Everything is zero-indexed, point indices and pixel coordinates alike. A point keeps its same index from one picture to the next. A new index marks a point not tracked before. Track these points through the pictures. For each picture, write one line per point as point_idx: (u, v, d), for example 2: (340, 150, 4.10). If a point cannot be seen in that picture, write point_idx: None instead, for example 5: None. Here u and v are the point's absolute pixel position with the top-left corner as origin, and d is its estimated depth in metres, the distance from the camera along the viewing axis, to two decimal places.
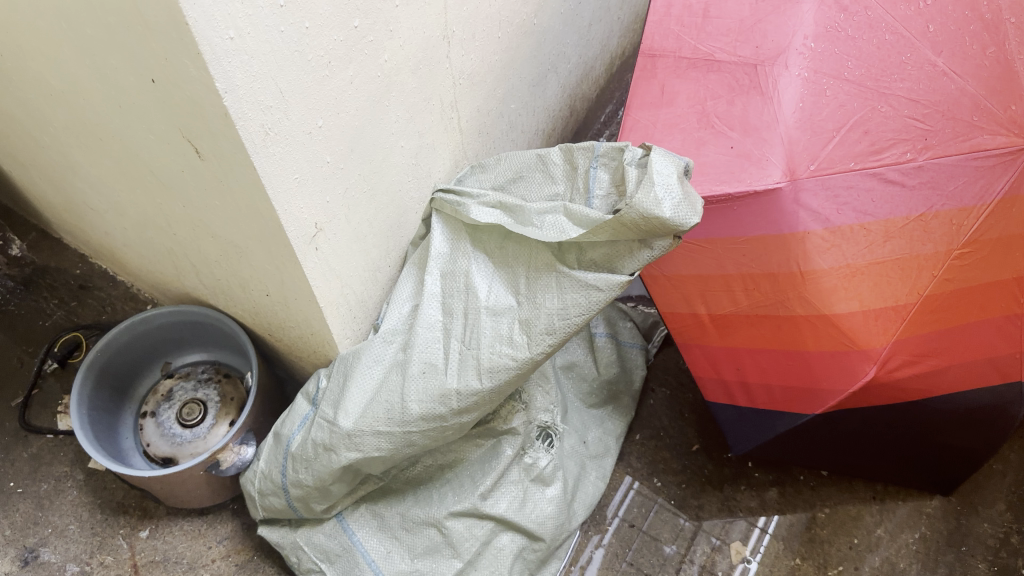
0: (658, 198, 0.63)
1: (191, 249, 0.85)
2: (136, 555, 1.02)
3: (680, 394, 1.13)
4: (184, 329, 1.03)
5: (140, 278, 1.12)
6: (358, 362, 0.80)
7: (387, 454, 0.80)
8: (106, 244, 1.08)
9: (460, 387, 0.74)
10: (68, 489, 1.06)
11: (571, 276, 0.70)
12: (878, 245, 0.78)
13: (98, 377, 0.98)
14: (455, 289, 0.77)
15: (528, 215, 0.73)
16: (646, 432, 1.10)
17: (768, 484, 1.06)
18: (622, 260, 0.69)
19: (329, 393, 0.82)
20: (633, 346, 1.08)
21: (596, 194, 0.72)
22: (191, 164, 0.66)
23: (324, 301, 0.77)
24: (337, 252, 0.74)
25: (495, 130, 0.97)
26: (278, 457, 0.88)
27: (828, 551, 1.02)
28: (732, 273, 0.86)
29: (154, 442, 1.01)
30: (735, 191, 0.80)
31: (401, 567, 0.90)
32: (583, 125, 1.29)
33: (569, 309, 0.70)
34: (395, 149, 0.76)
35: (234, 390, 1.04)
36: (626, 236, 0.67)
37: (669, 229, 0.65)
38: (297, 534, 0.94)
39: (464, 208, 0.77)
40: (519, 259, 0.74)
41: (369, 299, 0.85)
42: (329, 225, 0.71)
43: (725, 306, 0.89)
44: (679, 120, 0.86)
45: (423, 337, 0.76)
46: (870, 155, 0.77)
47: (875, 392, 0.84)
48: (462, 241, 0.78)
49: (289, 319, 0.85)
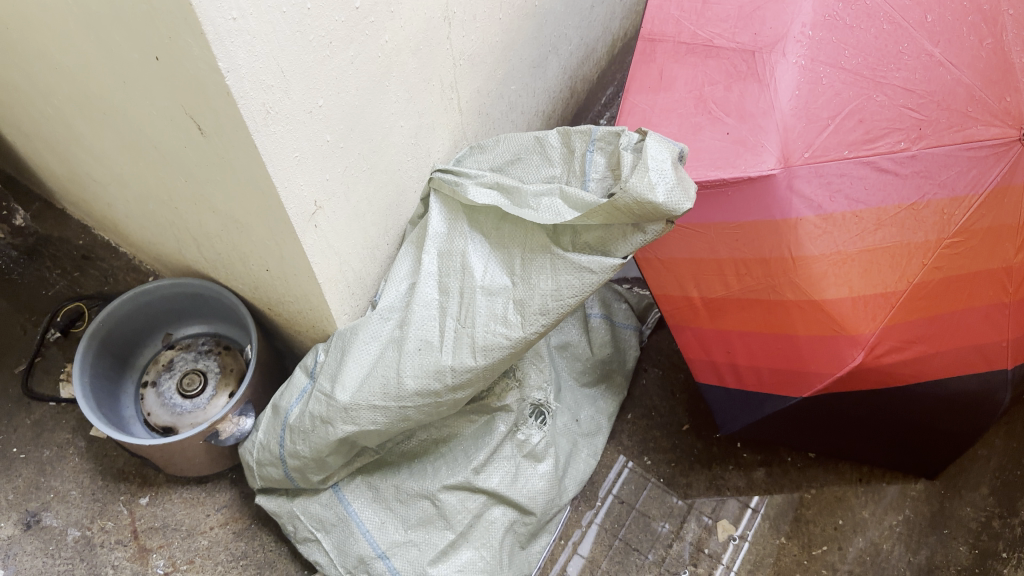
0: (652, 183, 0.65)
1: (193, 223, 0.87)
2: (136, 521, 1.04)
3: (672, 375, 1.14)
4: (185, 301, 1.04)
5: (141, 249, 1.13)
6: (355, 337, 0.82)
7: (383, 427, 0.82)
8: (109, 215, 1.09)
9: (455, 364, 0.75)
10: (69, 456, 1.08)
11: (564, 258, 0.72)
12: (870, 233, 0.79)
13: (101, 346, 0.99)
14: (451, 268, 0.78)
15: (523, 197, 0.74)
16: (638, 411, 1.11)
17: (756, 465, 1.08)
18: (616, 243, 0.70)
19: (327, 367, 0.84)
20: (628, 327, 1.09)
21: (592, 177, 0.73)
22: (193, 141, 0.67)
23: (322, 278, 0.78)
24: (335, 230, 0.75)
25: (495, 112, 0.98)
26: (276, 429, 0.90)
27: (812, 531, 1.04)
28: (724, 258, 0.87)
29: (154, 411, 1.03)
30: (730, 177, 0.81)
31: (396, 537, 0.93)
32: (584, 106, 1.30)
33: (563, 291, 0.72)
34: (395, 129, 0.77)
35: (234, 361, 1.06)
36: (619, 220, 0.68)
37: (663, 214, 0.66)
38: (294, 504, 0.97)
39: (462, 188, 0.78)
40: (515, 240, 0.76)
41: (367, 276, 0.86)
42: (329, 203, 0.72)
43: (717, 290, 0.90)
44: (676, 105, 0.87)
45: (420, 315, 0.77)
46: (864, 143, 0.79)
47: (863, 377, 0.85)
48: (459, 221, 0.79)
49: (289, 294, 0.87)
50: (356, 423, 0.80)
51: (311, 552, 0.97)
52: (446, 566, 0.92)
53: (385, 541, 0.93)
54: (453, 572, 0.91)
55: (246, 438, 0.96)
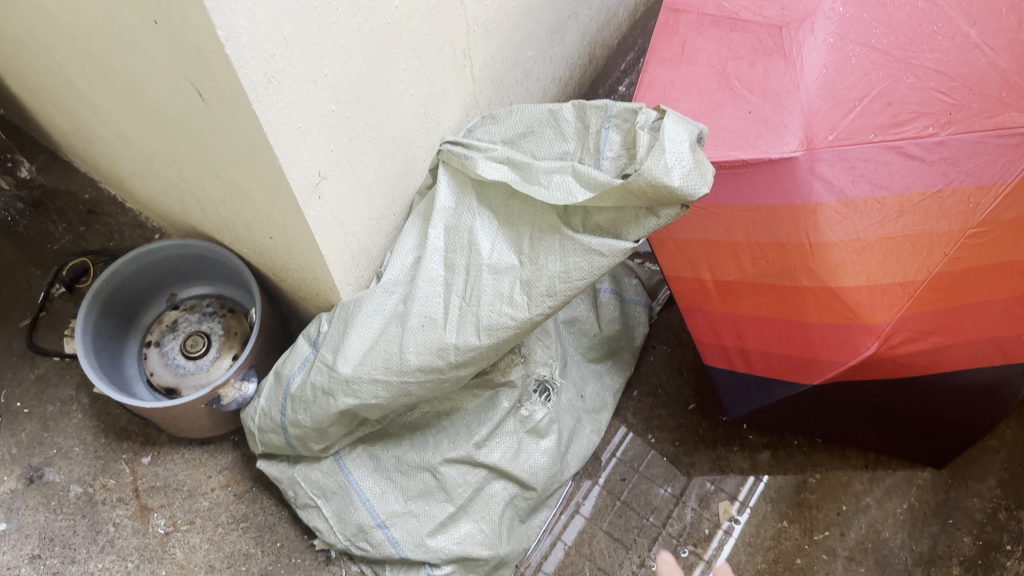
0: (668, 165, 0.62)
1: (197, 186, 0.85)
2: (138, 480, 1.04)
3: (681, 353, 1.12)
4: (190, 262, 1.03)
5: (148, 206, 1.12)
6: (358, 311, 0.80)
7: (383, 402, 0.81)
8: (114, 171, 1.07)
9: (459, 342, 0.74)
10: (73, 412, 1.08)
11: (574, 240, 0.69)
12: (891, 221, 0.76)
13: (104, 305, 0.98)
14: (458, 245, 0.76)
15: (535, 173, 0.72)
16: (644, 388, 1.10)
17: (761, 447, 1.07)
18: (628, 227, 0.68)
19: (329, 339, 0.83)
20: (637, 303, 1.08)
21: (606, 155, 0.71)
22: (195, 107, 0.65)
23: (325, 249, 0.77)
24: (340, 201, 0.74)
25: (509, 79, 0.95)
26: (277, 396, 0.90)
27: (815, 516, 1.03)
28: (740, 241, 0.85)
29: (158, 371, 1.02)
30: (750, 157, 0.78)
31: (396, 508, 0.93)
32: (603, 72, 1.26)
33: (571, 271, 0.70)
34: (404, 98, 0.74)
35: (238, 325, 1.05)
36: (632, 203, 0.66)
37: (677, 198, 0.64)
38: (295, 470, 0.97)
39: (471, 162, 0.75)
40: (524, 218, 0.73)
41: (373, 246, 0.84)
42: (334, 173, 0.70)
43: (731, 273, 0.88)
44: (697, 80, 0.84)
45: (425, 291, 0.76)
46: (891, 127, 0.75)
47: (875, 367, 0.83)
48: (468, 196, 0.77)
49: (293, 262, 0.85)
50: (355, 396, 0.79)
51: (311, 517, 0.97)
52: (445, 539, 0.92)
53: (384, 509, 0.93)
54: (452, 544, 0.92)
55: (249, 402, 0.96)
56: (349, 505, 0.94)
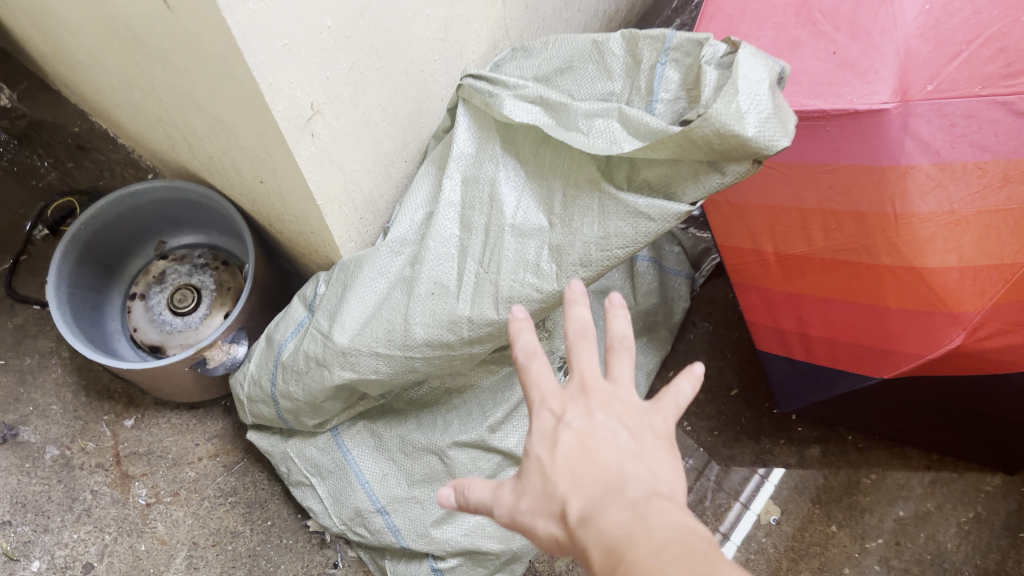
0: (741, 111, 0.50)
1: (180, 119, 0.74)
2: (119, 445, 0.95)
3: (725, 331, 1.01)
4: (179, 208, 0.92)
5: (138, 143, 1.01)
6: (359, 271, 0.69)
7: (384, 378, 0.70)
8: (100, 102, 0.96)
9: (472, 315, 0.63)
10: (52, 367, 0.99)
11: (617, 200, 0.57)
12: (992, 191, 0.62)
13: (82, 253, 0.88)
14: (476, 200, 0.64)
15: (573, 116, 0.59)
16: (681, 369, 0.98)
17: (811, 441, 0.95)
18: (683, 186, 0.55)
19: (326, 302, 0.72)
20: (678, 275, 0.95)
21: (660, 97, 0.58)
22: (161, 18, 0.54)
23: (321, 197, 0.65)
24: (339, 141, 0.62)
25: (546, 8, 0.82)
26: (268, 363, 0.79)
27: (868, 521, 0.91)
28: (810, 209, 0.72)
29: (142, 328, 0.93)
30: (831, 107, 0.64)
31: (398, 492, 0.82)
32: (651, 11, 1.12)
33: (609, 238, 0.58)
34: (419, 18, 0.62)
35: (232, 279, 0.94)
36: (692, 155, 0.53)
37: (749, 152, 0.51)
38: (288, 445, 0.87)
39: (496, 100, 0.62)
40: (557, 170, 0.61)
41: (379, 198, 0.73)
42: (330, 106, 0.59)
43: (796, 246, 0.75)
44: (771, 14, 0.71)
45: (435, 253, 0.64)
46: (1003, 78, 0.60)
47: (959, 362, 0.71)
48: (490, 142, 0.64)
49: (287, 211, 0.74)
50: (353, 371, 0.68)
51: (304, 497, 0.87)
52: (451, 530, 0.81)
53: (384, 493, 0.83)
54: (460, 536, 0.81)
55: (239, 368, 0.85)
56: (347, 488, 0.84)
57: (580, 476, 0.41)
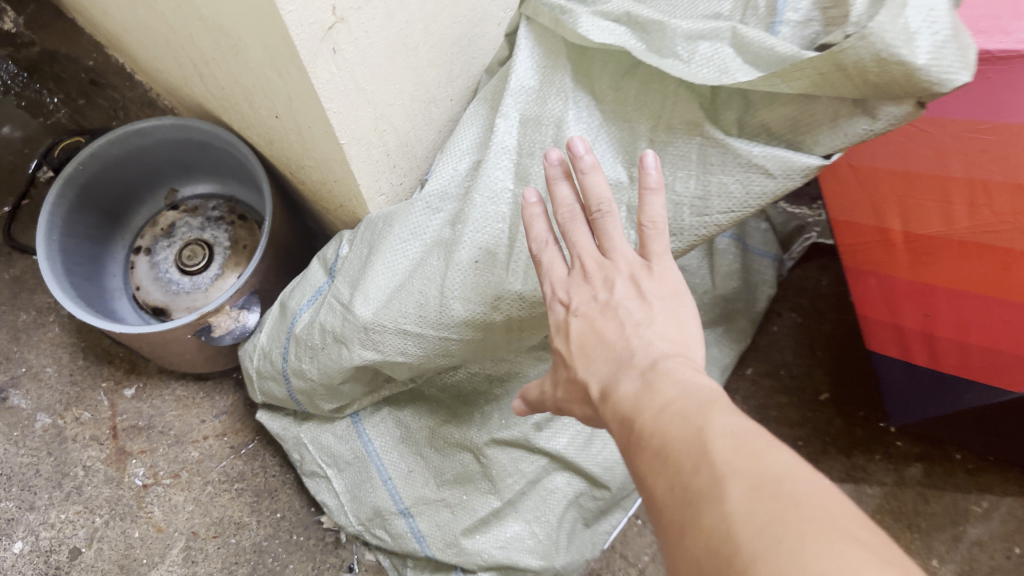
0: (911, 29, 0.36)
1: (185, 39, 0.62)
2: (117, 417, 0.85)
3: (814, 325, 0.86)
4: (192, 151, 0.81)
5: (154, 78, 0.90)
6: (386, 231, 0.57)
7: (411, 360, 0.58)
8: (111, 28, 0.85)
9: (523, 292, 0.51)
10: (49, 325, 0.88)
11: (725, 147, 0.45)
12: None
13: (79, 197, 0.77)
14: (538, 147, 0.51)
15: (671, 38, 0.45)
16: (762, 367, 0.85)
17: (911, 458, 0.80)
18: (816, 132, 0.42)
19: (347, 268, 0.60)
20: (765, 256, 0.81)
21: (786, 16, 0.44)
22: None
23: (344, 135, 0.53)
24: (367, 62, 0.49)
25: None
26: (280, 335, 0.67)
27: (977, 558, 0.76)
28: (957, 178, 0.57)
29: (145, 286, 0.82)
30: (998, 46, 0.52)
31: (426, 493, 0.71)
32: None
33: (707, 198, 0.46)
34: None
35: (248, 236, 0.83)
36: (833, 92, 0.40)
37: (915, 88, 0.37)
38: (302, 430, 0.75)
39: (569, 16, 0.48)
40: (644, 110, 0.48)
41: (416, 142, 0.60)
42: (356, 15, 0.46)
43: (934, 224, 0.59)
44: None
45: (481, 211, 0.51)
46: None
47: None
48: (558, 71, 0.51)
49: (307, 155, 0.62)
50: (377, 350, 0.56)
51: (318, 490, 0.76)
52: (484, 541, 0.68)
53: (408, 492, 0.71)
54: (493, 549, 0.68)
55: (249, 339, 0.74)
56: (366, 483, 0.72)
57: (594, 356, 0.41)
